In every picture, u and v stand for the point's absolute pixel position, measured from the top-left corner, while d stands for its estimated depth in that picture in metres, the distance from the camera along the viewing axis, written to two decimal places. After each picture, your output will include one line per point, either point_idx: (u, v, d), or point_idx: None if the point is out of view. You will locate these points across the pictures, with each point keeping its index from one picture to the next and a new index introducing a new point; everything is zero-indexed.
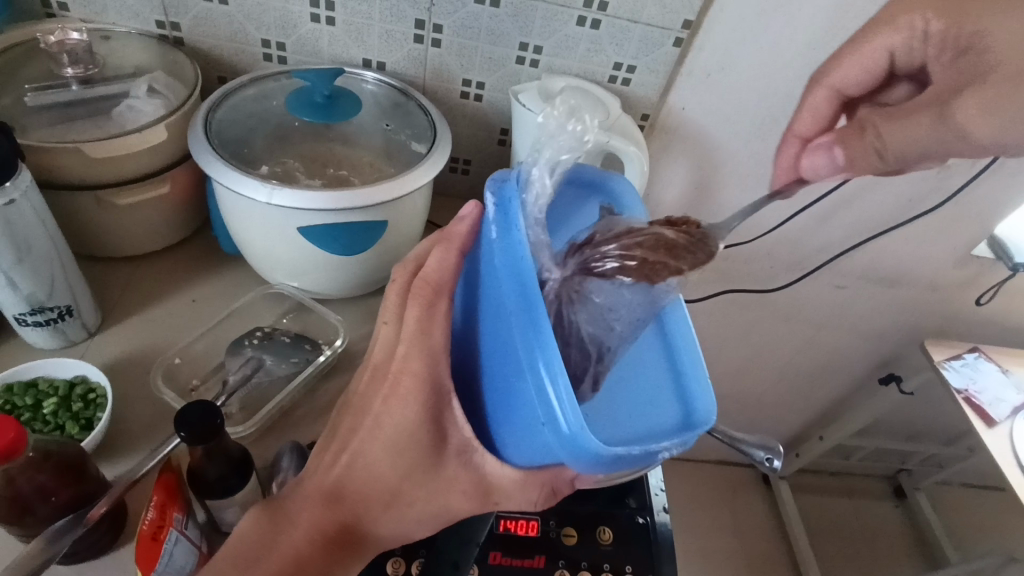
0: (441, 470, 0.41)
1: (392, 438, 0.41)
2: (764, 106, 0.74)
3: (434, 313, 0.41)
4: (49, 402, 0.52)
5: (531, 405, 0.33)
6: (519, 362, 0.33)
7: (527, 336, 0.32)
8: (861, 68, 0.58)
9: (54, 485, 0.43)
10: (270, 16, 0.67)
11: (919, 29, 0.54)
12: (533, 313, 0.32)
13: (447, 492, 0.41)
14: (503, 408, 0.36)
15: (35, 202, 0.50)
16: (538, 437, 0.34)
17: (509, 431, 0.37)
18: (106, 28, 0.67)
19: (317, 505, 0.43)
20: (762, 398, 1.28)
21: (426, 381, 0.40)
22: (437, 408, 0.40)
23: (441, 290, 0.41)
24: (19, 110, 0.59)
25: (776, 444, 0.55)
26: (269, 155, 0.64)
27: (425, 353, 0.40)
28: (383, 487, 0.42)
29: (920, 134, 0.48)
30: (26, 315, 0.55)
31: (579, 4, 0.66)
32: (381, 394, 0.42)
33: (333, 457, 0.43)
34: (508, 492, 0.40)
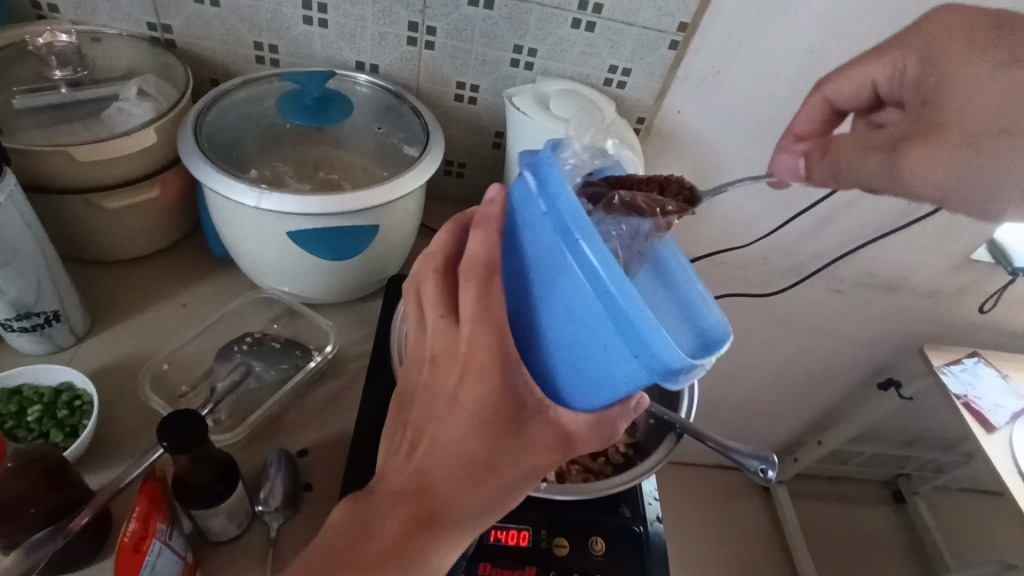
0: (524, 433, 0.39)
1: (475, 414, 0.38)
2: (760, 110, 0.73)
3: (490, 291, 0.37)
4: (33, 409, 0.51)
5: (608, 343, 0.33)
6: (591, 306, 0.32)
7: (597, 277, 0.32)
8: (853, 83, 0.52)
9: (36, 494, 0.42)
10: (262, 17, 0.67)
11: (901, 64, 0.48)
12: (601, 255, 0.31)
13: (535, 454, 0.39)
14: (569, 359, 0.36)
15: (20, 206, 0.49)
16: (616, 372, 0.34)
17: (578, 380, 0.36)
18: (96, 30, 0.66)
19: (401, 500, 0.38)
20: (759, 403, 1.28)
21: (499, 354, 0.37)
22: (514, 377, 0.37)
23: (493, 266, 0.37)
24: (7, 113, 0.58)
25: (771, 455, 0.54)
26: (261, 159, 0.63)
27: (491, 329, 0.37)
28: (469, 467, 0.38)
29: (868, 171, 0.44)
30: (12, 320, 0.54)
31: (573, 7, 0.65)
32: (452, 375, 0.39)
33: (408, 449, 0.40)
34: (584, 437, 0.39)
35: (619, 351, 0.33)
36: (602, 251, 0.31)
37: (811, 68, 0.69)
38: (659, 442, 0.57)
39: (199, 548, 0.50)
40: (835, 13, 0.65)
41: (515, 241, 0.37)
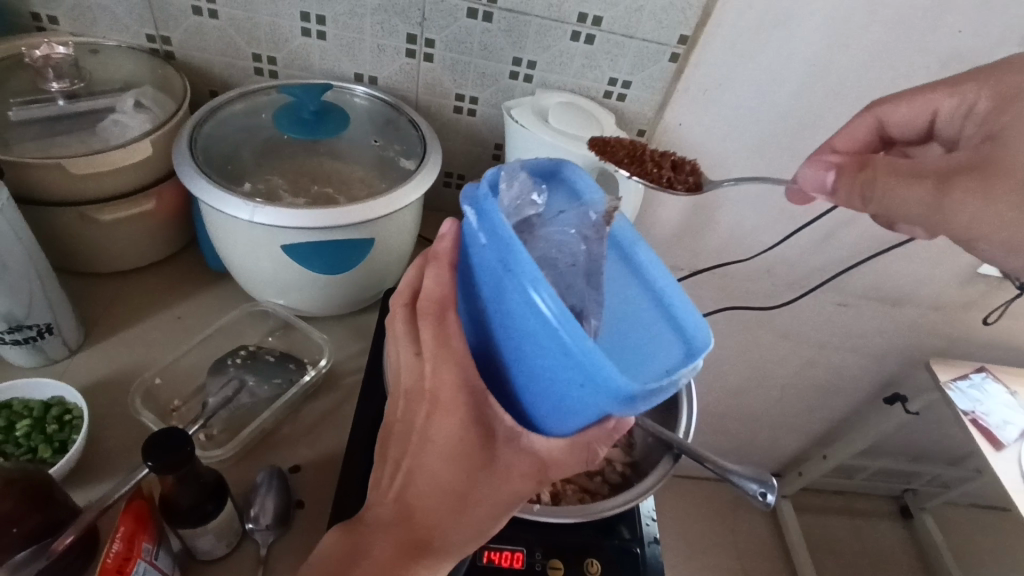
0: (496, 460, 0.39)
1: (446, 446, 0.39)
2: (762, 123, 0.73)
3: (447, 327, 0.38)
4: (23, 423, 0.51)
5: (557, 373, 0.32)
6: (536, 338, 0.32)
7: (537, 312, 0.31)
8: (910, 108, 0.58)
9: (19, 515, 0.41)
10: (261, 29, 0.66)
11: (970, 101, 0.55)
12: (539, 289, 0.30)
13: (510, 479, 0.40)
14: (530, 387, 0.35)
15: (11, 218, 0.49)
16: (573, 401, 0.33)
17: (543, 407, 0.35)
18: (94, 42, 0.66)
19: (383, 531, 0.40)
20: (763, 416, 1.26)
21: (460, 386, 0.37)
22: (479, 407, 0.38)
23: (446, 303, 0.39)
24: (3, 125, 0.58)
25: (771, 477, 0.53)
26: (256, 172, 0.62)
27: (451, 360, 0.38)
28: (448, 495, 0.40)
29: (915, 199, 0.50)
30: (4, 334, 0.54)
31: (573, 19, 0.65)
32: (421, 410, 0.39)
33: (390, 477, 0.41)
34: (563, 463, 0.39)
35: (571, 380, 0.32)
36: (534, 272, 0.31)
37: (813, 80, 0.68)
38: (657, 463, 0.56)
39: (186, 567, 0.49)
40: (837, 26, 0.64)
41: (466, 270, 0.37)
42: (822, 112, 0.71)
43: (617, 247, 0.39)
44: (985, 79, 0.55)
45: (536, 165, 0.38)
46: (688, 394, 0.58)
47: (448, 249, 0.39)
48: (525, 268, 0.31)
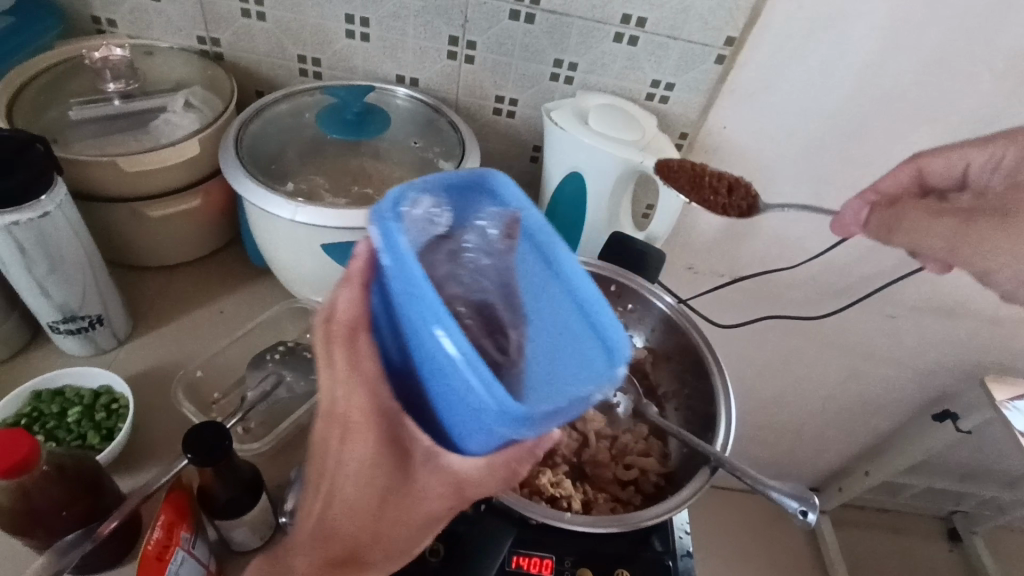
0: (413, 483, 0.34)
1: (360, 479, 0.34)
2: (810, 126, 0.70)
3: (357, 352, 0.31)
4: (73, 411, 0.53)
5: (465, 407, 0.27)
6: (440, 370, 0.27)
7: (437, 340, 0.26)
8: (945, 161, 0.59)
9: (67, 500, 0.43)
10: (306, 31, 0.68)
11: (998, 154, 0.57)
12: (438, 321, 0.26)
13: (433, 506, 0.35)
14: (441, 417, 0.30)
15: (69, 214, 0.51)
16: (485, 435, 0.28)
17: (455, 436, 0.30)
18: (149, 44, 0.69)
19: (313, 554, 0.38)
20: (804, 428, 1.22)
21: (368, 418, 0.31)
22: (394, 439, 0.32)
23: (358, 323, 0.31)
24: (63, 124, 0.61)
25: (812, 495, 0.51)
26: (300, 172, 0.63)
27: (360, 387, 0.31)
28: (365, 520, 0.36)
29: (936, 238, 0.53)
30: (58, 323, 0.56)
31: (616, 21, 0.64)
32: (330, 436, 0.34)
33: (311, 503, 0.37)
34: (482, 483, 0.33)
35: (474, 419, 0.27)
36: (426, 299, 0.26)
37: (867, 83, 0.66)
38: (692, 475, 0.55)
39: (220, 557, 0.50)
40: (892, 28, 0.62)
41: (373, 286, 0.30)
42: (875, 116, 0.68)
43: (541, 253, 0.31)
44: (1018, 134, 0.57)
45: (451, 178, 0.31)
46: (728, 405, 0.56)
47: (361, 267, 0.30)
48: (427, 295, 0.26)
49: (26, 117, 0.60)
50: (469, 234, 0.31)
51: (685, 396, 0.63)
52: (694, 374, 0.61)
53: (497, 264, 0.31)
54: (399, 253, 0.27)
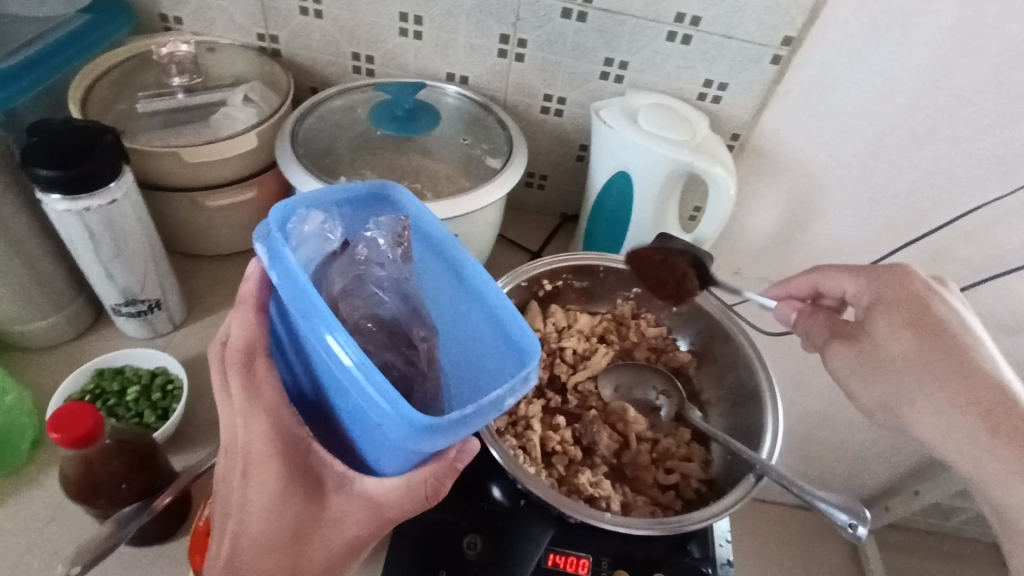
0: (328, 508, 0.39)
1: (266, 503, 0.38)
2: (870, 130, 0.68)
3: (256, 375, 0.38)
4: (132, 389, 0.55)
5: (364, 411, 0.32)
6: (336, 377, 0.33)
7: (326, 347, 0.32)
8: (838, 278, 0.56)
9: (126, 472, 0.45)
10: (361, 29, 0.69)
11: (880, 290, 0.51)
12: (325, 325, 0.31)
13: (343, 531, 0.39)
14: (353, 427, 0.35)
15: (135, 201, 0.53)
16: (388, 441, 0.33)
17: (368, 446, 0.36)
18: (212, 40, 0.71)
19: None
20: (849, 442, 1.18)
21: (275, 436, 0.37)
22: (302, 451, 0.38)
23: (254, 350, 0.38)
24: (130, 116, 0.64)
25: (864, 508, 0.49)
26: (351, 165, 0.64)
27: (266, 408, 0.38)
28: (276, 558, 0.39)
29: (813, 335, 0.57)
30: (121, 305, 0.59)
31: (670, 19, 0.63)
32: (237, 471, 0.39)
33: (216, 550, 0.39)
34: (399, 509, 0.38)
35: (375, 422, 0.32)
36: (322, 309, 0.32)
37: (932, 85, 0.63)
38: (736, 482, 0.53)
39: None
40: (964, 29, 0.59)
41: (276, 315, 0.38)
42: (939, 121, 0.66)
43: (446, 261, 0.40)
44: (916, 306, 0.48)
45: (342, 197, 0.40)
46: (776, 413, 0.55)
47: (255, 292, 0.39)
48: (315, 305, 0.32)
49: (98, 108, 0.63)
50: (362, 245, 0.40)
51: (730, 401, 0.62)
52: (741, 379, 0.60)
53: (392, 273, 0.40)
54: (290, 272, 0.34)
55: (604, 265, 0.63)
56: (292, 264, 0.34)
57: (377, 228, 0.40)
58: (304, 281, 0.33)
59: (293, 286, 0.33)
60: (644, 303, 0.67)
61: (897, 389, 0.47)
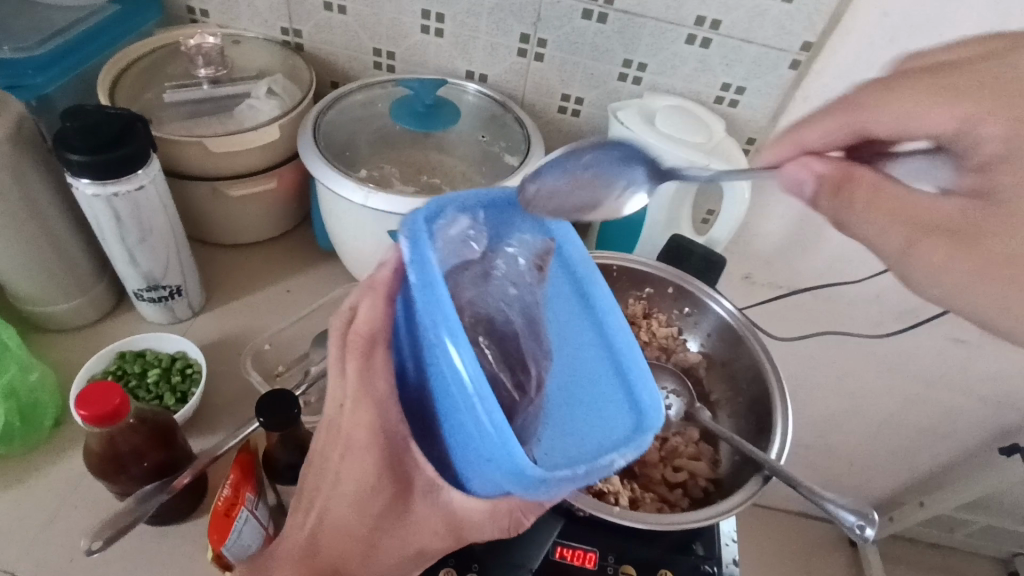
0: (412, 509, 0.39)
1: (356, 491, 0.39)
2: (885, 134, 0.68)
3: (373, 366, 0.36)
4: (153, 371, 0.56)
5: (471, 437, 0.29)
6: (452, 399, 0.30)
7: (452, 369, 0.28)
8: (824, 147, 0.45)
9: (148, 449, 0.47)
10: (383, 26, 0.70)
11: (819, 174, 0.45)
12: (455, 345, 0.28)
13: (429, 529, 0.40)
14: (454, 446, 0.33)
15: (161, 189, 0.55)
16: (484, 472, 0.31)
17: (460, 467, 0.33)
18: (237, 33, 0.73)
19: (297, 561, 0.43)
20: (856, 451, 1.18)
21: (378, 433, 0.36)
22: (398, 455, 0.37)
23: (376, 339, 0.36)
24: (157, 105, 0.65)
25: (872, 512, 0.49)
26: (371, 160, 0.66)
27: (373, 405, 0.36)
28: (356, 537, 0.41)
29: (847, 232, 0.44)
30: (143, 290, 0.60)
31: (689, 22, 0.64)
32: (338, 451, 0.39)
33: (303, 514, 0.42)
34: (477, 524, 0.39)
35: (480, 451, 0.30)
36: (459, 331, 0.28)
37: None
38: (745, 483, 0.54)
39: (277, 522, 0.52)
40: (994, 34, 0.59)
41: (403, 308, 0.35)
42: None
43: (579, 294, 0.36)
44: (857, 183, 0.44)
45: (491, 199, 0.35)
46: (785, 416, 0.55)
47: (387, 280, 0.36)
48: (449, 320, 0.29)
49: (127, 97, 0.65)
50: (502, 259, 0.35)
51: (740, 403, 0.62)
52: (750, 380, 0.60)
53: (523, 294, 0.36)
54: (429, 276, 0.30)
55: (617, 265, 0.63)
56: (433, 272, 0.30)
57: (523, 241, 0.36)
58: (444, 293, 0.29)
59: (428, 294, 0.30)
60: (655, 302, 0.66)
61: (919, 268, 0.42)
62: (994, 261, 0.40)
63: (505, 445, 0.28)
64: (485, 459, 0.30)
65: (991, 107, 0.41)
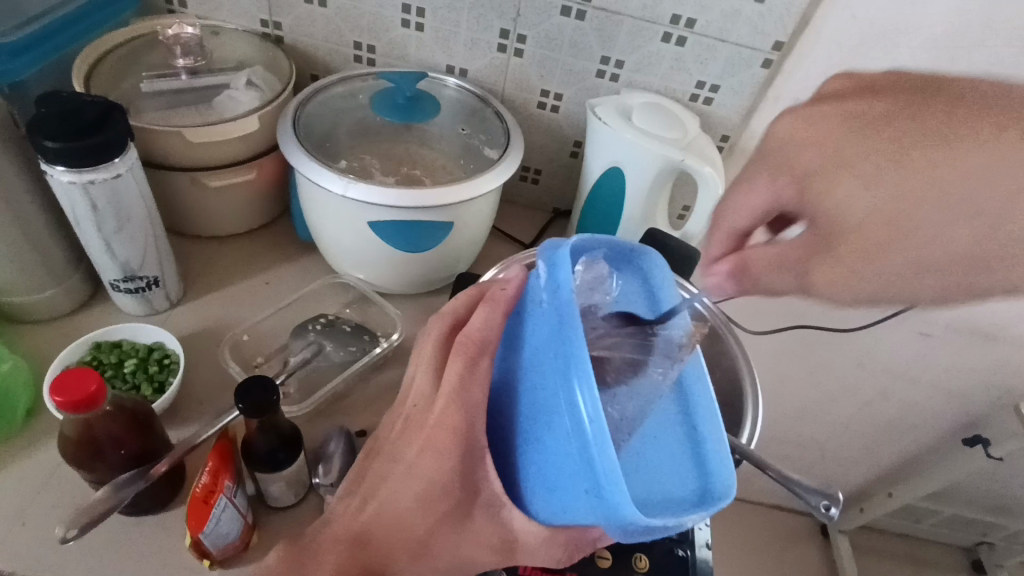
0: (469, 522, 0.42)
1: (424, 489, 0.42)
2: None
3: (475, 370, 0.40)
4: (130, 361, 0.56)
5: (573, 465, 0.33)
6: (564, 427, 0.33)
7: (575, 405, 0.31)
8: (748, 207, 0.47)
9: (125, 437, 0.46)
10: (364, 19, 0.70)
11: (780, 188, 0.46)
12: (583, 390, 0.31)
13: (475, 543, 0.43)
14: (542, 471, 0.36)
15: (139, 178, 0.54)
16: (575, 501, 0.34)
17: (543, 488, 0.37)
18: (216, 25, 0.73)
19: (342, 547, 0.43)
20: (827, 443, 1.21)
21: (460, 435, 0.40)
22: (472, 463, 0.40)
23: (485, 348, 0.41)
24: (135, 94, 0.65)
25: (837, 492, 0.51)
26: (350, 151, 0.66)
27: (464, 408, 0.40)
28: (410, 537, 0.43)
29: (781, 282, 0.44)
30: (119, 281, 0.60)
31: (665, 21, 0.65)
32: (416, 443, 0.42)
33: (360, 503, 0.44)
34: (532, 547, 0.41)
35: (579, 482, 0.33)
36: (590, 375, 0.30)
37: None
38: None
39: (257, 512, 0.52)
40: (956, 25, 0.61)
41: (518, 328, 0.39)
42: None
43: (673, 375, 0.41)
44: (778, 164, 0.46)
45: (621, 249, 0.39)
46: (756, 402, 0.58)
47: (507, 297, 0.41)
48: (580, 361, 0.31)
49: (103, 86, 0.64)
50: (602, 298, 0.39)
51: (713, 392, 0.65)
52: (721, 370, 0.63)
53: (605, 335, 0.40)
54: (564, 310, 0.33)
55: None
56: (574, 312, 0.32)
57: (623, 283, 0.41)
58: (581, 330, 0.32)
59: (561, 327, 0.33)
60: None
61: (931, 187, 0.39)
62: (849, 256, 0.41)
63: (610, 489, 0.31)
64: (581, 493, 0.33)
65: (795, 180, 0.45)
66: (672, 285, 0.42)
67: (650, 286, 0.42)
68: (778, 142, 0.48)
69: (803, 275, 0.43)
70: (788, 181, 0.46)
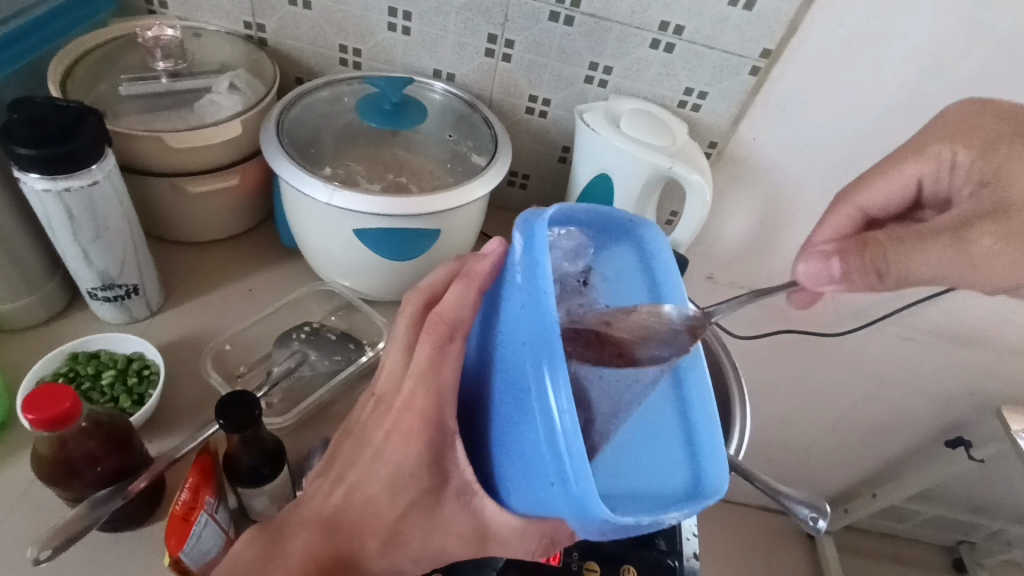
0: (439, 512, 0.42)
1: (391, 476, 0.42)
2: (855, 130, 0.70)
3: (447, 352, 0.41)
4: (108, 373, 0.55)
5: (541, 458, 0.33)
6: (535, 419, 0.33)
7: (545, 396, 0.31)
8: (884, 192, 0.59)
9: (100, 454, 0.45)
10: (349, 22, 0.69)
11: (946, 160, 0.56)
12: (553, 381, 0.31)
13: (448, 534, 0.43)
14: (510, 459, 0.36)
15: (117, 184, 0.53)
16: (545, 496, 0.34)
17: (516, 479, 0.36)
18: (198, 26, 0.71)
19: (312, 529, 0.43)
20: (814, 445, 1.22)
21: (430, 420, 0.40)
22: (441, 447, 0.41)
23: (457, 329, 0.41)
24: (114, 98, 0.63)
25: (824, 503, 0.52)
26: (335, 158, 0.65)
27: (433, 390, 0.40)
28: (379, 523, 0.43)
29: (936, 258, 0.51)
30: (97, 289, 0.59)
31: (654, 27, 0.65)
32: (385, 427, 0.43)
33: (331, 486, 0.44)
34: (505, 539, 0.41)
35: (547, 474, 0.33)
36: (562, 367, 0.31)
37: (902, 102, 0.67)
38: None
39: (239, 526, 0.51)
40: (936, 35, 0.62)
41: (496, 308, 0.39)
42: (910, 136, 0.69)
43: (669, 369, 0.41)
44: (955, 136, 0.56)
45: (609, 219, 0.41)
46: (743, 415, 0.58)
47: (483, 275, 0.40)
48: (553, 350, 0.31)
49: (81, 88, 0.63)
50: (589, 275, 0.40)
51: None
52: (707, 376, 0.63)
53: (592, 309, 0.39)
54: (539, 290, 0.33)
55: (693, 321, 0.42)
56: (548, 299, 0.32)
57: (619, 260, 0.42)
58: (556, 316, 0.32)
59: (536, 314, 0.33)
60: None
61: None
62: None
63: (578, 484, 0.31)
64: (551, 486, 0.33)
65: (968, 148, 0.55)
66: (673, 273, 0.41)
67: (649, 265, 0.42)
68: (949, 120, 0.57)
69: (963, 235, 0.50)
70: (965, 148, 0.55)
